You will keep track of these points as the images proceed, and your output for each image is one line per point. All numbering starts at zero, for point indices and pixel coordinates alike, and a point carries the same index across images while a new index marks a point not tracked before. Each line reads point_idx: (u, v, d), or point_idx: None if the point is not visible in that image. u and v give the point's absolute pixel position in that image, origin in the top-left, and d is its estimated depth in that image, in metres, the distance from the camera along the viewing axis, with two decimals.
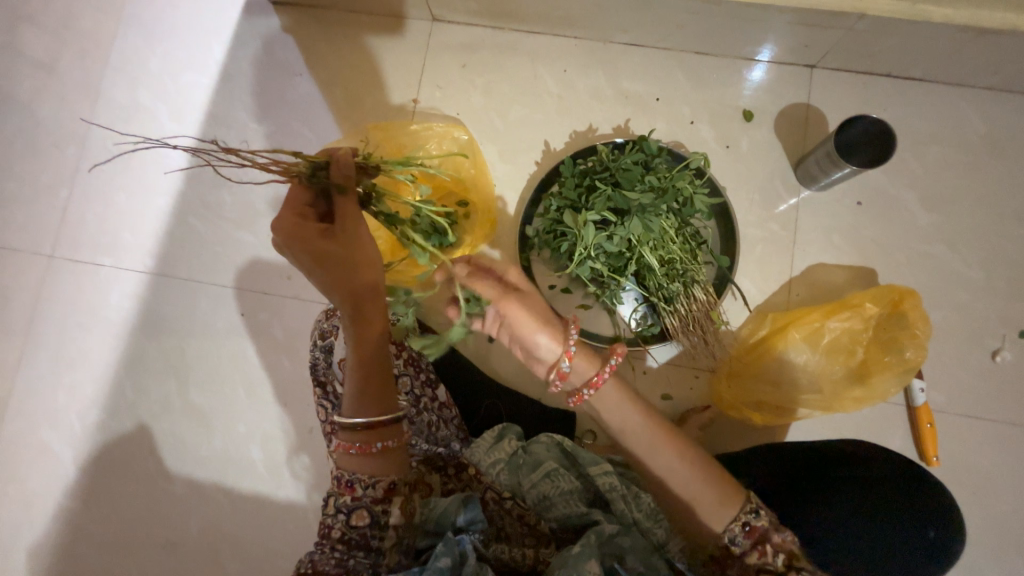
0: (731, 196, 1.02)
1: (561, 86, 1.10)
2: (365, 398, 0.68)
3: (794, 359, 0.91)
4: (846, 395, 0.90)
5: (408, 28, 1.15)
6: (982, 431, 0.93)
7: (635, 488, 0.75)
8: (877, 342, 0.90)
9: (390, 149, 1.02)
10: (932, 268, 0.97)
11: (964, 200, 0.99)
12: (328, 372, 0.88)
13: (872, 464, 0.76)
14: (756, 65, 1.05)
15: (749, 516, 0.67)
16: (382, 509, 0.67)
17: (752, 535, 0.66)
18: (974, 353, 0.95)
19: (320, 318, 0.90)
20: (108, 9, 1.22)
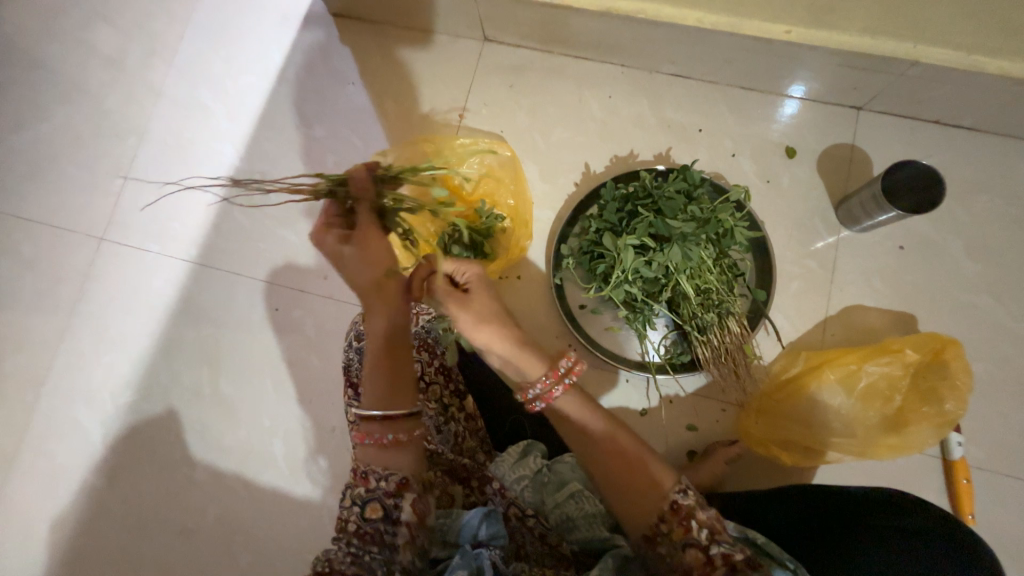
0: (770, 230, 1.02)
1: (605, 111, 1.12)
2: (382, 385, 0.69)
3: (827, 401, 0.89)
4: (880, 442, 0.88)
5: (458, 46, 1.19)
6: (1023, 491, 0.90)
7: None
8: (914, 391, 0.88)
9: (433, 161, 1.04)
10: (974, 318, 0.95)
11: (1010, 252, 0.97)
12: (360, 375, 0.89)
13: (908, 512, 0.67)
14: (786, 102, 1.07)
15: (678, 495, 0.62)
16: (393, 501, 0.65)
17: (680, 514, 0.61)
18: (1018, 409, 0.92)
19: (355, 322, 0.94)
20: (176, 11, 1.30)
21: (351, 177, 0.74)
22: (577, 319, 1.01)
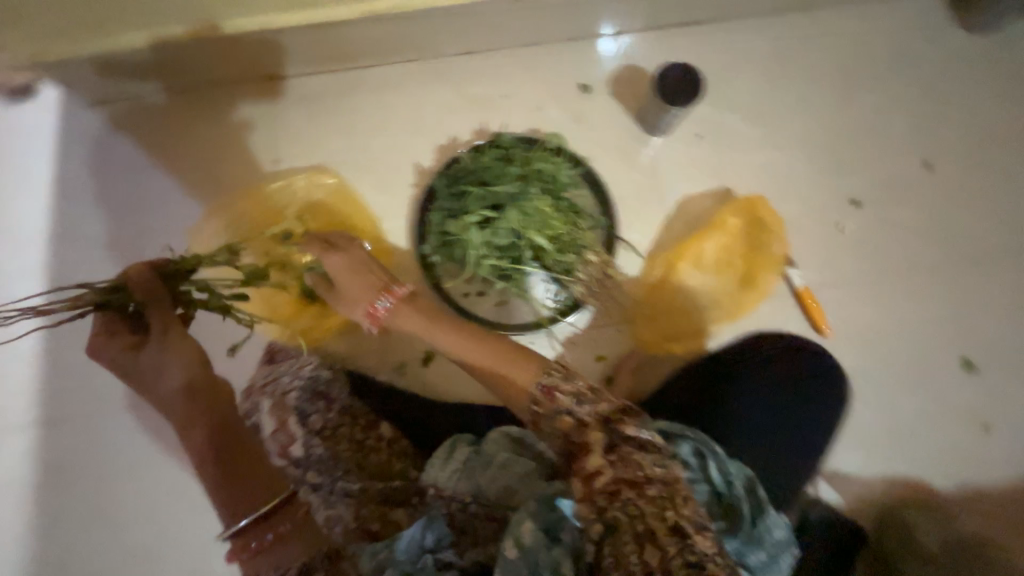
0: (594, 162, 1.11)
1: (412, 108, 1.14)
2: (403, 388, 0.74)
3: (689, 285, 1.03)
4: (742, 300, 1.03)
5: (242, 91, 1.13)
6: (864, 295, 1.04)
7: None
8: (750, 248, 1.03)
9: (260, 211, 1.09)
10: (774, 172, 1.10)
11: (778, 109, 1.13)
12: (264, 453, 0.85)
13: None
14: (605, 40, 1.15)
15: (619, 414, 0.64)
16: None
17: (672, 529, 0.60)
18: (830, 230, 1.07)
19: (241, 401, 0.89)
20: None
21: (125, 281, 0.72)
22: (461, 308, 1.03)
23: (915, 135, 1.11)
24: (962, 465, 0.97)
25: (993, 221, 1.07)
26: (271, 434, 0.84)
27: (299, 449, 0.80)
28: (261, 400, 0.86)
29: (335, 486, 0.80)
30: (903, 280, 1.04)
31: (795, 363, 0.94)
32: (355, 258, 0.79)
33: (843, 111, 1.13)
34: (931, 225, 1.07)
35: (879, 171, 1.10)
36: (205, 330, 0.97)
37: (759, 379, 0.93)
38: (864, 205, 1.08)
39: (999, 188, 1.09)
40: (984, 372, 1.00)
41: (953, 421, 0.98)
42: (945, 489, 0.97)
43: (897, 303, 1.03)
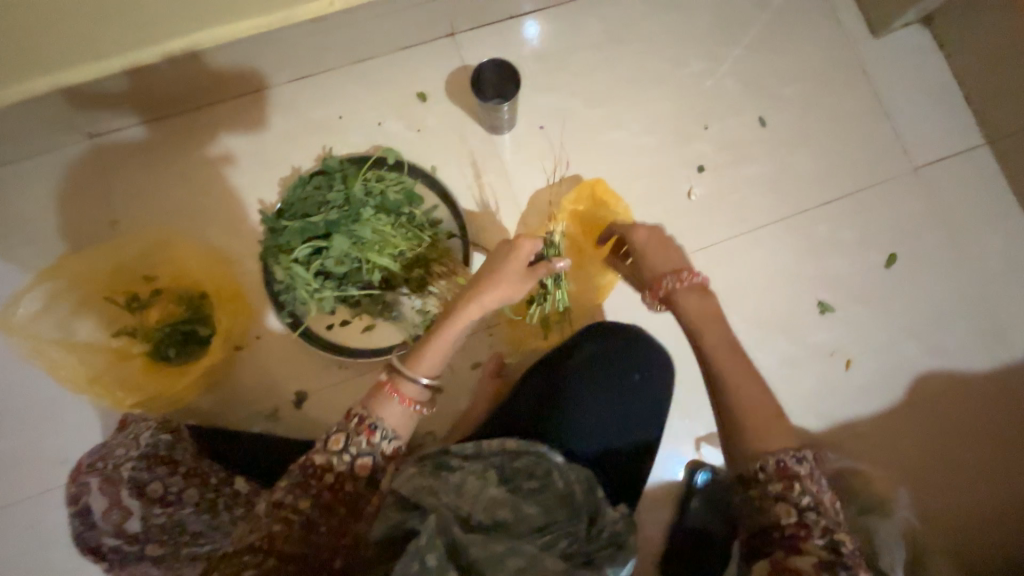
0: (443, 170, 1.10)
1: (248, 144, 1.10)
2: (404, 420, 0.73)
3: None
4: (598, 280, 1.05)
5: (65, 156, 1.08)
6: (719, 256, 1.06)
7: (443, 473, 0.68)
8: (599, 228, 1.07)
9: (90, 274, 0.99)
10: (620, 150, 1.10)
11: (616, 86, 1.11)
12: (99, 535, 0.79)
13: (609, 342, 0.85)
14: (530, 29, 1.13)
15: (788, 458, 0.64)
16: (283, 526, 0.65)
17: (783, 475, 0.64)
18: (676, 199, 1.08)
19: (74, 484, 0.83)
20: None
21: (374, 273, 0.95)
22: (327, 340, 1.00)
23: (750, 91, 1.12)
24: (828, 402, 1.01)
25: (834, 164, 1.09)
26: (105, 510, 0.78)
27: (138, 522, 0.78)
28: (93, 479, 0.81)
29: (179, 552, 0.78)
30: (753, 236, 1.06)
31: (622, 355, 0.83)
32: (652, 236, 0.88)
33: (678, 77, 1.12)
34: (775, 177, 1.08)
35: (720, 132, 1.10)
36: (80, 409, 0.98)
37: (588, 383, 0.81)
38: (707, 169, 1.09)
39: (836, 130, 1.10)
40: (839, 310, 1.04)
41: (813, 362, 1.02)
42: (815, 429, 1.00)
43: (748, 259, 1.05)
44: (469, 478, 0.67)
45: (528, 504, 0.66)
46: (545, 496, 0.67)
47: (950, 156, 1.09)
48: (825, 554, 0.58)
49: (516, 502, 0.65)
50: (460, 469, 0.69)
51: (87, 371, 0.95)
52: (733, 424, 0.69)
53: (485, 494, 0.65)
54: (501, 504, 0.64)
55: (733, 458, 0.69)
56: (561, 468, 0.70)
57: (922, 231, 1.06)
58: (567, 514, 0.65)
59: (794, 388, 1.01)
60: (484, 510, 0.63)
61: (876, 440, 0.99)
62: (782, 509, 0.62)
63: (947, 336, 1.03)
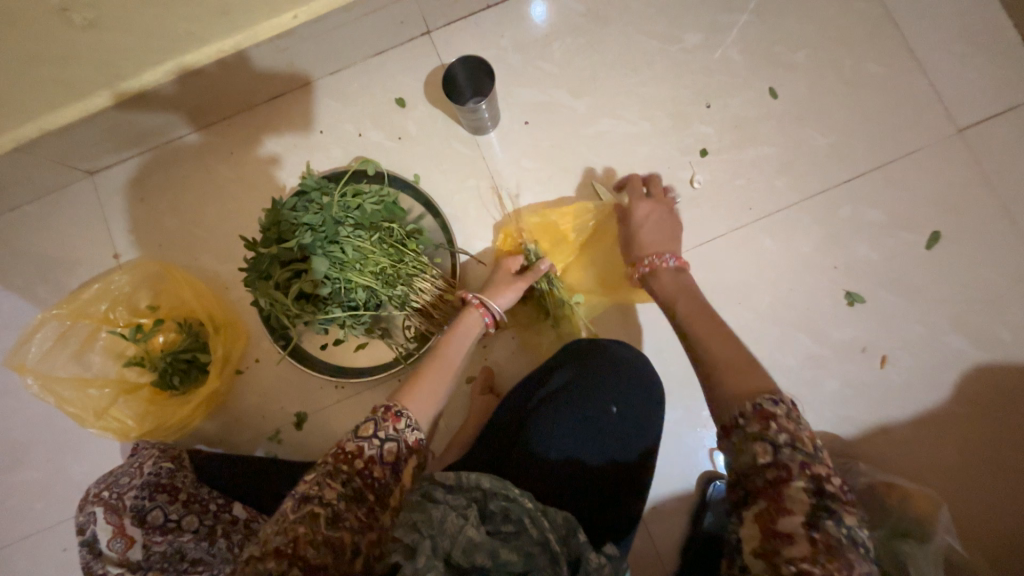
0: (426, 176, 1.05)
1: (235, 168, 1.10)
2: (425, 395, 0.75)
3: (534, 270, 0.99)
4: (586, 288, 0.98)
5: (72, 196, 1.13)
6: (725, 248, 0.97)
7: (426, 505, 0.65)
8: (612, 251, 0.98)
9: (83, 313, 1.02)
10: (611, 141, 1.01)
11: (603, 71, 1.03)
12: (100, 563, 0.79)
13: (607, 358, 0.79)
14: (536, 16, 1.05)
15: (766, 401, 0.56)
16: (347, 505, 0.61)
17: (761, 416, 0.56)
18: (676, 189, 0.99)
19: (79, 512, 0.82)
20: None
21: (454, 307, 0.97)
22: (323, 361, 1.01)
23: (756, 60, 1.00)
24: (859, 404, 0.91)
25: (858, 135, 0.97)
26: (108, 540, 0.79)
27: (138, 551, 0.78)
28: (95, 508, 0.81)
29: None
30: (765, 224, 0.96)
31: (595, 385, 0.75)
32: (654, 213, 0.91)
33: (672, 53, 1.01)
34: (787, 156, 0.97)
35: (723, 110, 0.99)
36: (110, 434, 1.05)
37: (558, 414, 0.74)
38: (709, 153, 0.99)
39: (859, 96, 0.97)
40: (870, 301, 0.93)
41: (839, 361, 0.92)
42: (844, 434, 0.91)
43: (760, 250, 0.96)
44: (450, 515, 0.63)
45: (505, 549, 0.62)
46: (521, 541, 0.63)
47: (1001, 114, 0.94)
48: (812, 498, 0.50)
49: (494, 548, 0.61)
50: (443, 503, 0.66)
51: (96, 405, 0.99)
52: (711, 367, 0.65)
53: (463, 536, 0.61)
54: (478, 549, 0.61)
55: (721, 404, 0.61)
56: (536, 514, 0.64)
57: (966, 204, 0.93)
58: (547, 560, 0.62)
59: (819, 391, 0.92)
60: (461, 553, 0.61)
61: (919, 445, 0.89)
62: (761, 449, 0.54)
63: (1000, 323, 0.90)
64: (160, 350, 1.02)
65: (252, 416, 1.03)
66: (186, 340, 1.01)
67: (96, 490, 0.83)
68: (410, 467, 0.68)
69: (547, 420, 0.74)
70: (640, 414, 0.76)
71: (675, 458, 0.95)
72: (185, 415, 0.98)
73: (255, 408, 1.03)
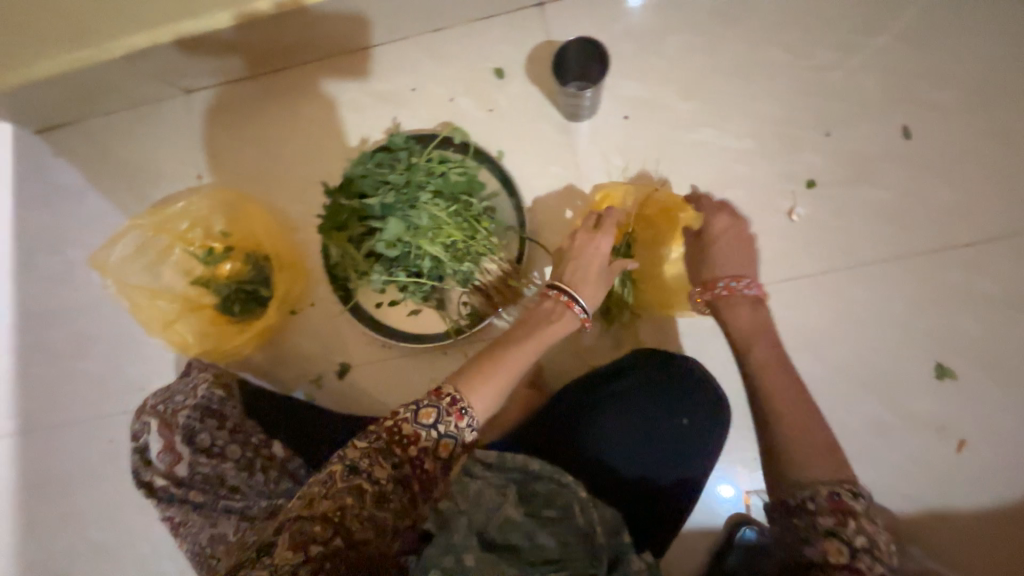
0: (509, 154, 1.01)
1: (321, 110, 1.10)
2: (488, 380, 0.73)
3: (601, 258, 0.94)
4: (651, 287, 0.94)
5: (166, 111, 1.17)
6: (813, 290, 0.89)
7: (462, 478, 0.71)
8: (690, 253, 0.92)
9: (162, 228, 1.06)
10: (712, 152, 0.94)
11: (718, 76, 0.95)
12: (150, 472, 0.83)
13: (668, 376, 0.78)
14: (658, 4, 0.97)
15: (843, 494, 0.60)
16: (392, 487, 0.62)
17: (835, 507, 0.59)
18: (773, 217, 0.91)
19: (133, 421, 0.87)
20: None
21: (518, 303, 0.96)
22: (375, 319, 1.01)
23: (893, 93, 0.90)
24: (922, 484, 0.85)
25: (991, 196, 0.87)
26: (159, 452, 0.83)
27: (184, 468, 0.82)
28: (151, 419, 0.85)
29: (215, 506, 0.81)
30: (862, 273, 0.89)
31: (659, 396, 0.77)
32: (731, 230, 0.83)
33: (799, 70, 0.93)
34: (904, 205, 0.89)
35: (842, 142, 0.91)
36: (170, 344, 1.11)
37: (620, 415, 0.77)
38: (818, 185, 0.91)
39: (1001, 154, 0.87)
40: (962, 379, 0.85)
41: (910, 435, 0.86)
42: (898, 511, 0.85)
43: (851, 300, 0.89)
44: (487, 492, 0.68)
45: (543, 533, 0.64)
46: (562, 529, 0.65)
47: None
48: None
49: (532, 530, 0.64)
50: (481, 480, 0.71)
51: (162, 317, 1.04)
52: (782, 451, 0.66)
53: (501, 512, 0.66)
54: (515, 528, 0.64)
55: (784, 483, 0.64)
56: (586, 503, 0.67)
57: None
58: (585, 552, 0.63)
59: (881, 461, 0.86)
60: (497, 529, 0.64)
61: (977, 539, 0.83)
62: (831, 543, 0.57)
63: None
64: (227, 276, 1.06)
65: (299, 358, 1.05)
66: (253, 272, 1.04)
67: (153, 402, 0.88)
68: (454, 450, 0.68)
69: (610, 417, 0.76)
70: (697, 436, 0.77)
71: (709, 492, 0.92)
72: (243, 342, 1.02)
73: (302, 351, 1.05)
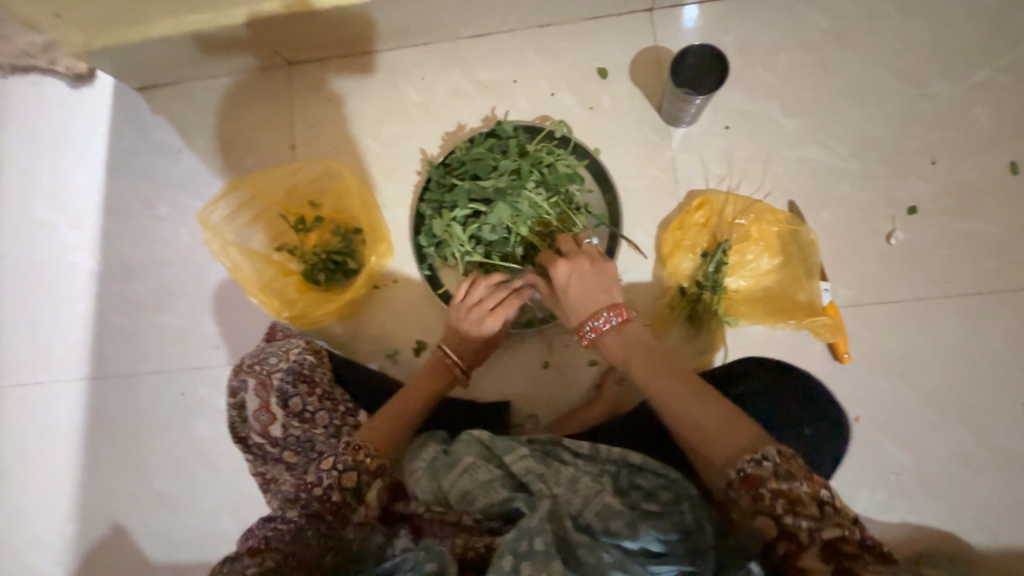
0: (606, 153, 1.03)
1: (422, 94, 1.13)
2: (380, 429, 0.83)
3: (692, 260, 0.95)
4: (740, 294, 0.94)
5: (268, 80, 1.20)
6: (904, 314, 0.90)
7: (555, 464, 0.75)
8: (785, 267, 0.92)
9: (262, 193, 1.09)
10: (812, 170, 0.96)
11: (824, 96, 0.97)
12: (247, 428, 0.90)
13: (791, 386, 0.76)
14: (770, 23, 1.00)
15: (749, 465, 0.62)
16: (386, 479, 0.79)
17: (748, 484, 0.61)
18: (869, 240, 0.93)
19: (231, 378, 0.92)
20: None
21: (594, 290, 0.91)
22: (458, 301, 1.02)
23: (1000, 130, 0.92)
24: (1004, 519, 0.84)
25: None
26: (254, 411, 0.88)
27: (278, 429, 0.85)
28: (247, 378, 0.90)
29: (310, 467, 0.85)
30: (955, 303, 0.89)
31: (785, 410, 0.74)
32: (576, 271, 0.83)
33: (908, 97, 0.95)
34: (1003, 239, 0.90)
35: (944, 173, 0.92)
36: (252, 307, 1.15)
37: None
38: (919, 212, 0.92)
39: None
40: None
41: (997, 470, 0.85)
42: (979, 546, 0.85)
43: (942, 328, 0.89)
44: (584, 479, 0.71)
45: (644, 526, 0.67)
46: (663, 525, 0.67)
47: None
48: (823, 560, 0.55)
49: (634, 521, 0.67)
50: (575, 466, 0.75)
51: (256, 279, 1.05)
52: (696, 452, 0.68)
53: (600, 500, 0.69)
54: (615, 516, 0.67)
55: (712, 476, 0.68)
56: (695, 502, 0.69)
57: None
58: (685, 551, 0.66)
59: (965, 493, 0.86)
60: (596, 515, 0.68)
61: None
62: (764, 522, 0.60)
63: None
64: (318, 244, 1.08)
65: (381, 332, 1.07)
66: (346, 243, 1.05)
67: (249, 362, 0.91)
68: (379, 486, 0.77)
69: None
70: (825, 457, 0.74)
71: None
72: (331, 309, 1.04)
73: (383, 326, 1.07)
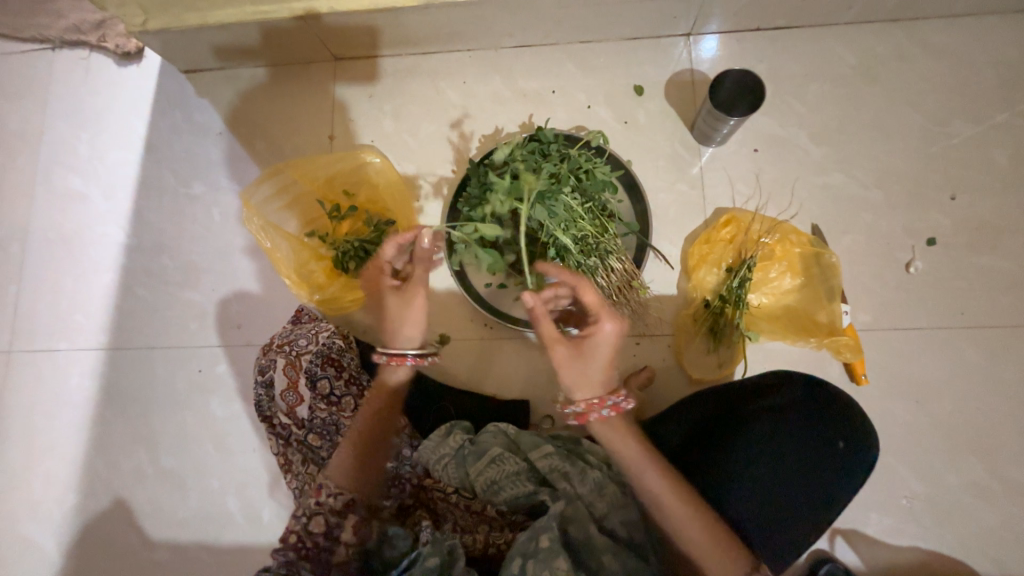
0: (638, 166, 1.06)
1: (463, 97, 1.17)
2: (348, 467, 0.79)
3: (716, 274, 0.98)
4: (761, 311, 0.96)
5: (313, 73, 1.24)
6: (921, 341, 0.93)
7: (581, 464, 0.78)
8: (806, 286, 0.95)
9: (302, 177, 1.11)
10: (836, 197, 0.99)
11: (851, 128, 1.01)
12: (273, 407, 0.91)
13: (828, 406, 0.76)
14: (802, 55, 1.05)
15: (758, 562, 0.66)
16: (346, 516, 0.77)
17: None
18: (888, 267, 0.96)
19: (260, 355, 0.93)
20: (37, 110, 1.32)
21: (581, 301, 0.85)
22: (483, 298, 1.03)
23: (1017, 172, 0.96)
24: (1011, 549, 0.85)
25: None
26: (282, 391, 0.90)
27: (305, 410, 0.88)
28: (277, 358, 0.91)
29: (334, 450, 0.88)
30: (970, 333, 0.92)
31: (820, 423, 0.76)
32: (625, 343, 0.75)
33: (931, 135, 0.99)
34: (1017, 275, 0.93)
35: (963, 208, 0.96)
36: (278, 290, 1.16)
37: (774, 431, 0.77)
38: (937, 244, 0.96)
39: None
40: None
41: (1006, 499, 0.87)
42: None
43: (957, 357, 0.92)
44: (610, 483, 0.75)
45: (663, 534, 0.73)
46: None
47: None
48: None
49: (653, 530, 0.73)
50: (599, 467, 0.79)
51: (289, 261, 1.07)
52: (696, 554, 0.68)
53: (626, 507, 0.74)
54: (637, 525, 0.73)
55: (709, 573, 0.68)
56: None
57: None
58: None
59: (975, 521, 0.87)
60: (620, 519, 0.73)
61: None
62: None
63: None
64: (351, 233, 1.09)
65: None
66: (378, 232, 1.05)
67: (280, 342, 0.93)
68: (351, 521, 0.77)
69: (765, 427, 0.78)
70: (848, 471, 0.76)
71: None
72: None
73: None
